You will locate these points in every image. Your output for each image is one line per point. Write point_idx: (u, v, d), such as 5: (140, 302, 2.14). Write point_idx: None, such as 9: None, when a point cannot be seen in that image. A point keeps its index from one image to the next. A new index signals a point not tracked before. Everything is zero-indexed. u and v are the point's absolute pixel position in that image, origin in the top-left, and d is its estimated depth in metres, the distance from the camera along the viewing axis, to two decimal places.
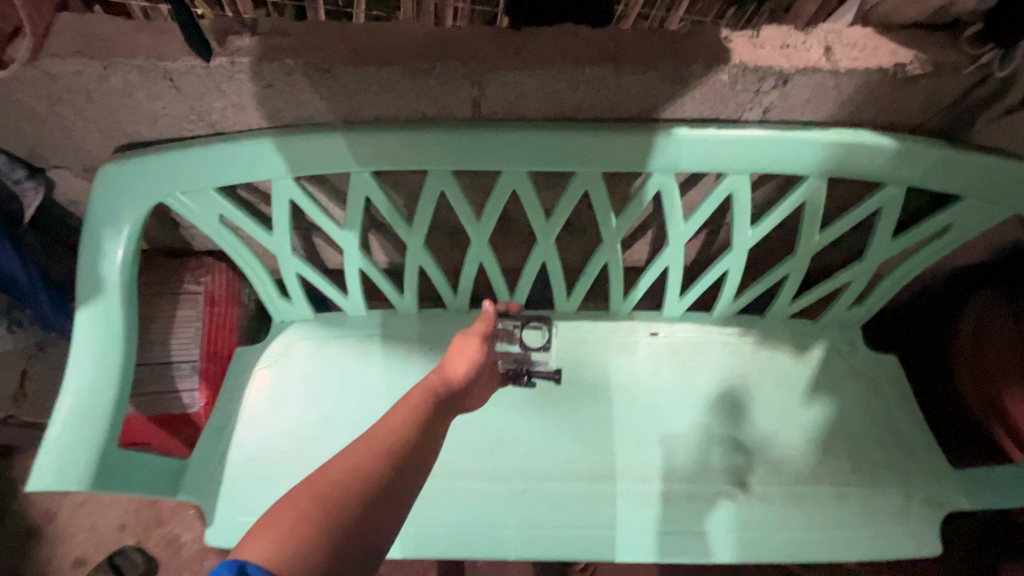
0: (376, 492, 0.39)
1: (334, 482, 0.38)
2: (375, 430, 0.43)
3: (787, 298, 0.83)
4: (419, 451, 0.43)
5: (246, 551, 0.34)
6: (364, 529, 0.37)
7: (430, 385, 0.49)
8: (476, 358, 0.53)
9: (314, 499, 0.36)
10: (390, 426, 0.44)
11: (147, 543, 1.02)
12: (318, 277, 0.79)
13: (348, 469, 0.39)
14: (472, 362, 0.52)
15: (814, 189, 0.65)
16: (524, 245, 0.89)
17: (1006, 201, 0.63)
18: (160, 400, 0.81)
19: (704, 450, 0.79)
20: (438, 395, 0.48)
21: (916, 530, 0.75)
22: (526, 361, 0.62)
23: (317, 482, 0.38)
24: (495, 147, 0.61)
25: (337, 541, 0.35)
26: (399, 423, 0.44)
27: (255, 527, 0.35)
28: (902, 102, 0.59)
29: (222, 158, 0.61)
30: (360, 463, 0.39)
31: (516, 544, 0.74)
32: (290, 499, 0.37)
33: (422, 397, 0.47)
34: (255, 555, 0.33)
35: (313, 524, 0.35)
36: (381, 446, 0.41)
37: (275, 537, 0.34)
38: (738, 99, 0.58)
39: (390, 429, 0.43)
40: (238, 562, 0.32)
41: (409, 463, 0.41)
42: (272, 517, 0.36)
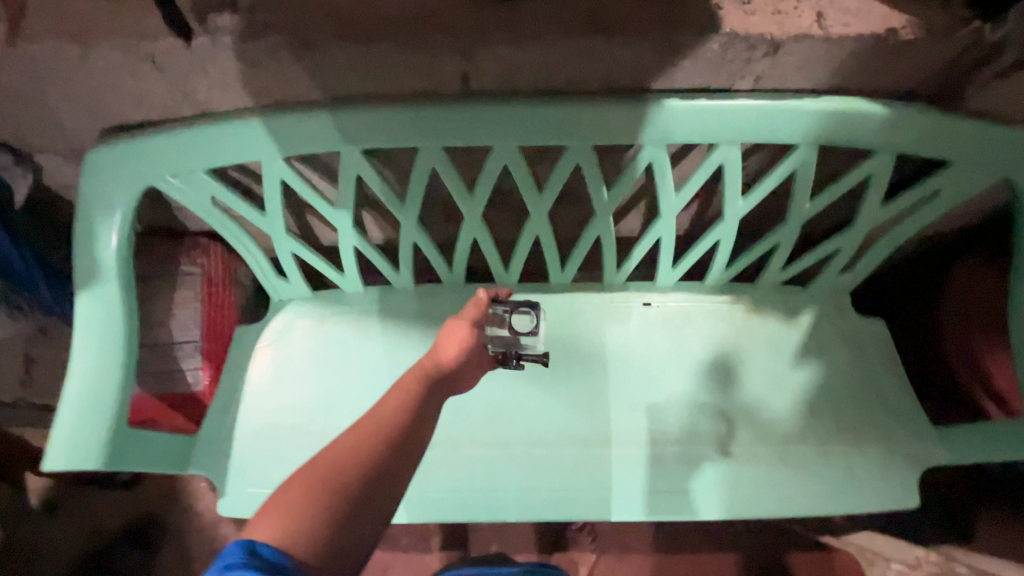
0: (374, 473, 0.41)
1: (335, 465, 0.40)
2: (372, 414, 0.45)
3: (778, 266, 0.84)
4: (414, 433, 0.45)
5: (257, 530, 0.37)
6: (364, 506, 0.40)
7: (424, 369, 0.50)
8: (468, 341, 0.54)
9: (315, 482, 0.39)
10: (386, 409, 0.46)
11: (162, 513, 1.06)
12: (313, 256, 0.80)
13: (347, 452, 0.41)
14: (463, 345, 0.53)
15: (806, 158, 0.65)
16: (518, 219, 0.89)
17: (993, 166, 0.64)
18: (166, 379, 0.83)
19: (695, 415, 0.82)
20: (430, 379, 0.50)
21: (894, 485, 0.79)
22: (515, 345, 0.62)
23: (318, 466, 0.40)
24: (484, 123, 0.60)
25: (339, 519, 0.38)
26: (394, 406, 0.46)
27: (263, 507, 0.38)
28: (893, 68, 0.58)
29: (210, 140, 0.61)
30: (357, 447, 0.42)
31: (514, 507, 0.78)
32: (293, 483, 0.39)
33: (415, 381, 0.49)
34: (264, 535, 0.36)
35: (317, 505, 0.38)
36: (377, 429, 0.43)
37: (281, 517, 0.37)
38: (729, 68, 0.58)
39: (385, 413, 0.45)
40: (249, 542, 0.36)
41: (405, 443, 0.44)
42: (277, 499, 0.39)
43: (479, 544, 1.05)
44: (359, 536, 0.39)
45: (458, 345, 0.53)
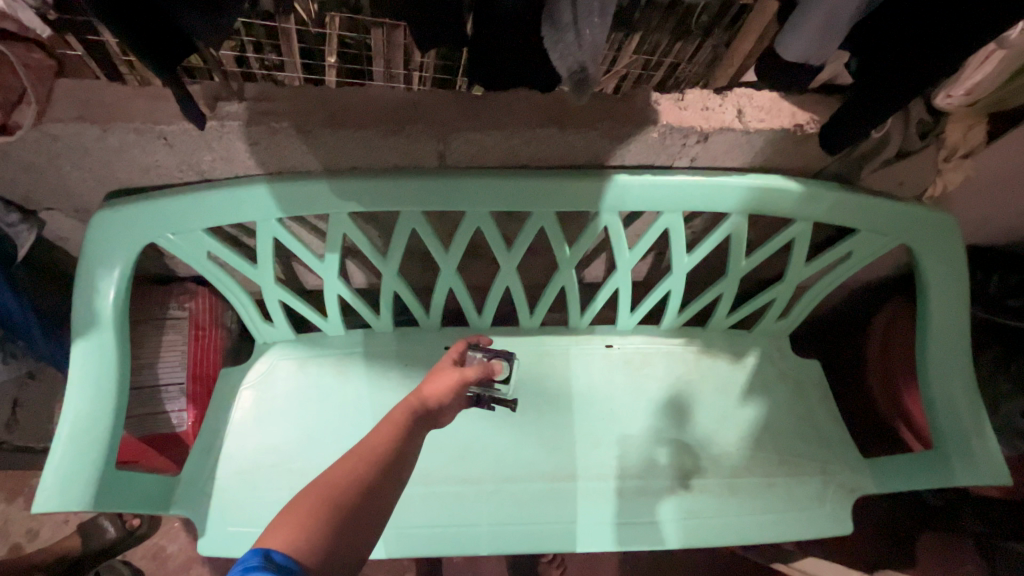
0: (364, 497, 0.48)
1: (333, 488, 0.47)
2: (364, 442, 0.53)
3: (724, 312, 0.93)
4: (401, 462, 0.52)
5: (267, 542, 0.43)
6: (357, 526, 0.47)
7: (412, 403, 0.56)
8: (454, 382, 0.59)
9: (319, 499, 0.46)
10: (378, 440, 0.53)
11: (134, 555, 1.07)
12: (299, 302, 0.86)
13: (345, 476, 0.49)
14: (449, 385, 0.59)
15: (738, 223, 0.75)
16: (490, 267, 0.97)
17: (892, 232, 0.75)
18: (149, 421, 0.86)
19: (653, 449, 0.89)
20: (416, 413, 0.56)
21: (832, 512, 0.87)
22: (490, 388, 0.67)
23: (320, 486, 0.48)
24: (461, 192, 0.68)
25: (336, 536, 0.45)
26: (385, 436, 0.53)
27: (271, 523, 0.45)
28: (803, 151, 0.70)
29: (210, 204, 0.68)
30: (351, 472, 0.49)
31: (486, 540, 0.83)
32: (300, 500, 0.46)
33: (402, 414, 0.56)
34: (274, 545, 0.43)
35: (318, 520, 0.45)
36: (369, 458, 0.51)
37: (289, 530, 0.44)
38: (668, 150, 0.69)
39: (378, 442, 0.52)
40: (263, 549, 0.42)
41: (393, 468, 0.51)
42: (287, 514, 0.45)
43: None
44: (351, 552, 0.46)
45: (443, 386, 0.59)
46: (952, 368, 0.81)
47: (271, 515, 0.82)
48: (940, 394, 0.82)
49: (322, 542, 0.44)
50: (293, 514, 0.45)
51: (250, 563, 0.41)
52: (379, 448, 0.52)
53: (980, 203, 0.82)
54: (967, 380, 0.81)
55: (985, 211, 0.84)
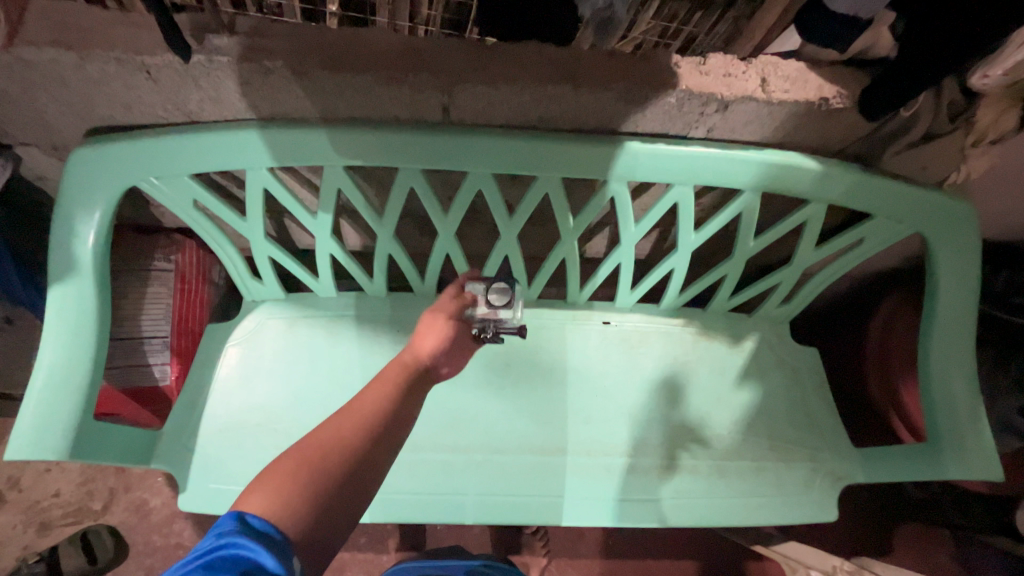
0: (352, 466, 0.47)
1: (317, 452, 0.46)
2: (357, 401, 0.51)
3: (726, 295, 0.91)
4: (392, 430, 0.51)
5: (246, 505, 0.43)
6: (344, 498, 0.46)
7: (407, 362, 0.57)
8: (444, 337, 0.59)
9: (300, 461, 0.45)
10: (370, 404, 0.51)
11: (116, 507, 1.09)
12: (290, 260, 0.82)
13: (331, 441, 0.47)
14: (440, 340, 0.59)
15: (751, 201, 0.72)
16: (489, 235, 0.95)
17: (907, 220, 0.73)
18: (133, 373, 0.84)
19: (645, 428, 0.88)
20: (409, 368, 0.56)
21: (818, 498, 0.87)
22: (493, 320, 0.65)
23: (303, 448, 0.46)
24: (465, 151, 0.65)
25: (321, 507, 0.44)
26: (381, 398, 0.52)
27: (252, 484, 0.44)
28: (825, 128, 0.67)
29: (198, 147, 0.64)
30: (340, 440, 0.47)
31: (471, 510, 0.82)
32: (280, 463, 0.45)
33: (397, 372, 0.55)
34: (251, 509, 0.42)
35: (300, 488, 0.44)
36: (360, 423, 0.49)
37: (272, 493, 0.43)
38: (685, 118, 0.65)
39: (372, 404, 0.51)
40: (239, 513, 0.42)
41: (385, 433, 0.50)
42: (266, 476, 0.45)
43: (436, 545, 1.09)
44: (333, 525, 0.45)
45: (433, 341, 0.59)
46: (954, 363, 0.79)
47: (254, 474, 0.80)
48: (939, 387, 0.80)
49: (304, 511, 0.43)
50: (276, 478, 0.44)
51: (227, 527, 0.41)
52: (369, 416, 0.50)
53: (1000, 194, 0.79)
54: (969, 376, 0.79)
55: (1002, 203, 0.82)
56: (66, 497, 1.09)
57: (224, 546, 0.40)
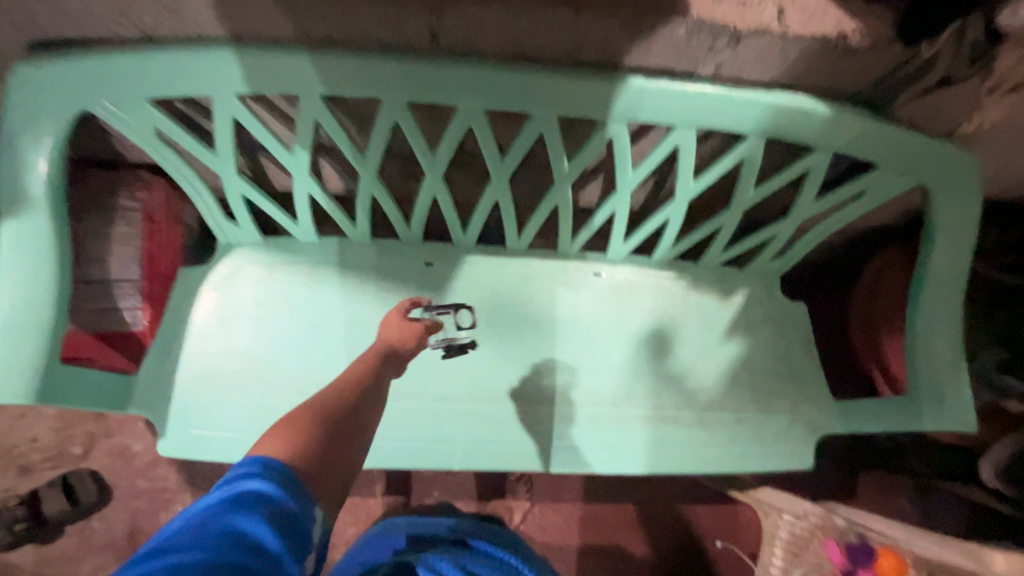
0: (355, 420, 0.48)
1: (322, 408, 0.47)
2: (347, 370, 0.53)
3: (720, 247, 0.89)
4: (379, 386, 0.53)
5: (262, 451, 0.42)
6: (352, 446, 0.47)
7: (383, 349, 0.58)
8: (417, 328, 0.62)
9: (310, 414, 0.46)
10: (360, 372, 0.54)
11: (97, 452, 1.08)
12: (266, 201, 0.77)
13: (332, 399, 0.49)
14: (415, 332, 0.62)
15: (754, 148, 0.68)
16: (478, 180, 0.90)
17: (913, 171, 0.71)
18: (102, 317, 0.80)
19: (632, 379, 0.88)
20: (390, 352, 0.58)
21: (795, 447, 0.89)
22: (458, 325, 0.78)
23: (308, 405, 0.47)
24: (454, 82, 0.60)
25: (334, 452, 0.45)
26: (369, 366, 0.55)
27: (263, 435, 0.44)
28: (841, 69, 0.63)
29: (157, 67, 0.58)
30: (341, 398, 0.49)
31: (458, 457, 0.82)
32: (290, 416, 0.45)
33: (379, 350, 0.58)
34: (271, 454, 0.42)
35: (314, 433, 0.45)
36: (355, 386, 0.51)
37: (286, 439, 0.43)
38: (692, 53, 0.60)
39: (362, 371, 0.54)
40: (261, 458, 0.41)
41: (377, 393, 0.53)
42: (278, 428, 0.44)
43: (423, 490, 1.11)
44: (345, 465, 0.46)
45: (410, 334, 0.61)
46: (941, 319, 0.80)
47: (235, 420, 0.79)
48: (923, 342, 0.81)
49: (322, 453, 0.44)
50: (286, 428, 0.44)
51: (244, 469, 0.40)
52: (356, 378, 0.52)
53: (1006, 146, 0.77)
54: (954, 332, 0.80)
55: (1008, 156, 0.79)
56: (45, 440, 1.07)
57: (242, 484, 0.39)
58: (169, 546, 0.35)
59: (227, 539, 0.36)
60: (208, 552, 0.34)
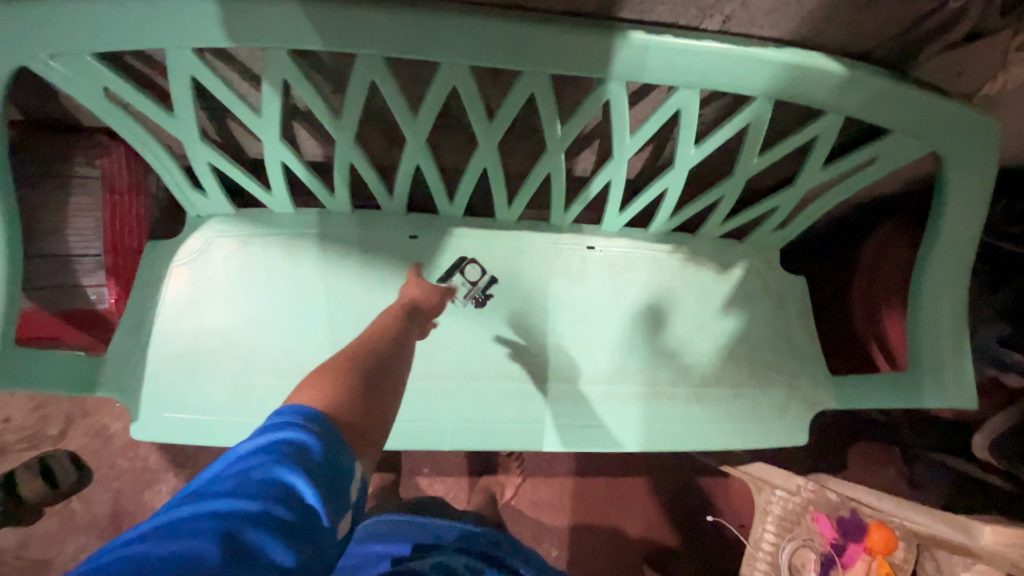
0: (375, 369, 0.51)
1: (344, 363, 0.50)
2: (359, 338, 0.58)
3: (720, 218, 0.85)
4: (395, 355, 0.56)
5: (295, 401, 0.43)
6: (378, 391, 0.49)
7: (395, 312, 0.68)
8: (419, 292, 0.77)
9: (334, 369, 0.48)
10: (371, 338, 0.58)
11: (75, 432, 1.04)
12: (236, 169, 0.71)
13: (351, 356, 0.52)
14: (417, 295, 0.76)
15: (761, 111, 0.64)
16: (465, 147, 0.84)
17: (928, 136, 0.66)
18: (62, 295, 0.75)
19: (626, 355, 0.85)
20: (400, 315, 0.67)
21: (792, 423, 0.87)
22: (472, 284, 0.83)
23: (331, 364, 0.50)
24: (437, 34, 0.54)
25: (364, 396, 0.47)
26: (377, 334, 0.59)
27: (296, 389, 0.45)
28: (860, 22, 0.57)
29: (100, 16, 0.51)
30: (359, 354, 0.53)
31: (448, 437, 0.79)
32: (319, 372, 0.47)
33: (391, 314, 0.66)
34: (306, 403, 0.43)
35: (348, 386, 0.46)
36: (371, 346, 0.55)
37: (323, 389, 0.45)
38: (699, 3, 0.55)
39: (371, 338, 0.58)
40: (297, 407, 0.42)
41: (389, 350, 0.57)
42: (308, 382, 0.46)
43: (413, 467, 1.10)
44: (378, 409, 0.48)
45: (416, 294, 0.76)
46: (946, 292, 0.77)
47: (213, 402, 0.75)
48: (927, 317, 0.79)
49: (356, 402, 0.46)
50: (321, 382, 0.46)
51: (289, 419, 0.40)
52: (374, 348, 0.55)
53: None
54: (959, 306, 0.77)
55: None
56: (19, 422, 1.04)
57: (285, 432, 0.39)
58: (216, 491, 0.35)
59: (265, 495, 0.35)
60: (250, 503, 0.34)
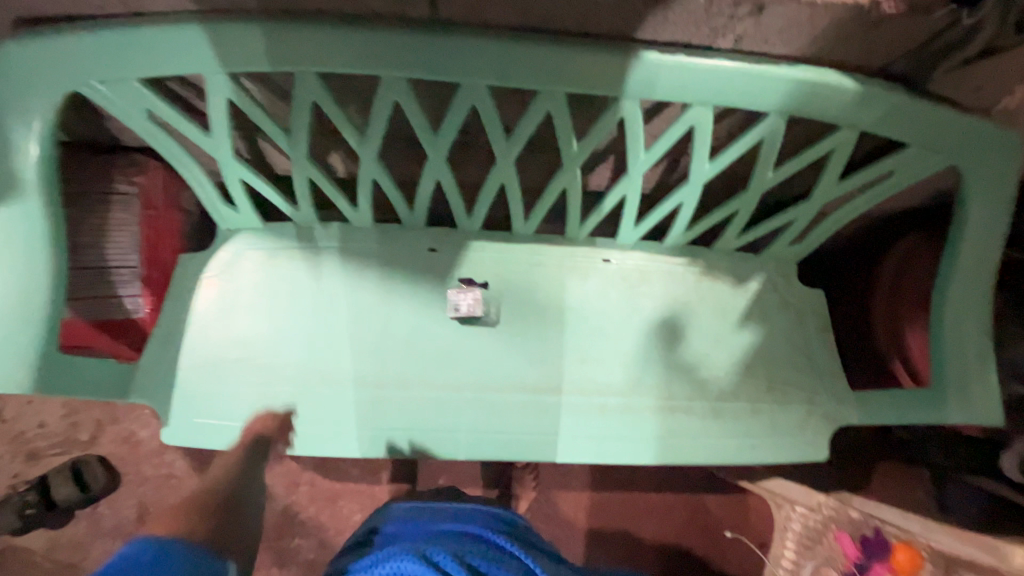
0: (238, 493, 0.62)
1: (203, 490, 0.61)
2: (222, 460, 0.68)
3: (736, 232, 0.85)
4: (236, 508, 0.60)
5: (147, 542, 0.50)
6: (238, 508, 0.60)
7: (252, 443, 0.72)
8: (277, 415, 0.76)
9: (188, 497, 0.59)
10: (235, 455, 0.70)
11: (104, 438, 1.08)
12: (265, 186, 0.74)
13: (209, 483, 0.62)
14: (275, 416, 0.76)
15: (775, 127, 0.65)
16: (484, 163, 0.87)
17: (946, 150, 0.66)
18: (100, 305, 0.80)
19: (642, 368, 0.85)
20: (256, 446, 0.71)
21: (812, 439, 0.86)
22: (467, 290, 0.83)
23: (186, 497, 0.59)
24: (458, 56, 0.56)
25: (227, 511, 0.58)
26: (244, 449, 0.70)
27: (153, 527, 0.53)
28: (873, 40, 0.58)
29: (144, 45, 0.55)
30: (224, 473, 0.65)
31: (464, 447, 0.80)
32: (163, 516, 0.55)
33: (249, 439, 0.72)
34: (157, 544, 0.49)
35: (206, 513, 0.56)
36: (223, 479, 0.64)
37: (174, 523, 0.54)
38: (711, 24, 0.56)
39: (231, 458, 0.69)
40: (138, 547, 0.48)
41: (249, 467, 0.67)
42: (164, 516, 0.55)
43: (429, 477, 1.11)
44: (242, 538, 0.57)
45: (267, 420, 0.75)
46: (968, 306, 0.76)
47: (238, 410, 0.78)
48: (950, 332, 0.77)
49: (217, 528, 0.55)
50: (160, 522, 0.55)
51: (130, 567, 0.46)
52: (235, 475, 0.65)
53: None
54: (982, 321, 0.77)
55: None
56: (53, 427, 1.08)
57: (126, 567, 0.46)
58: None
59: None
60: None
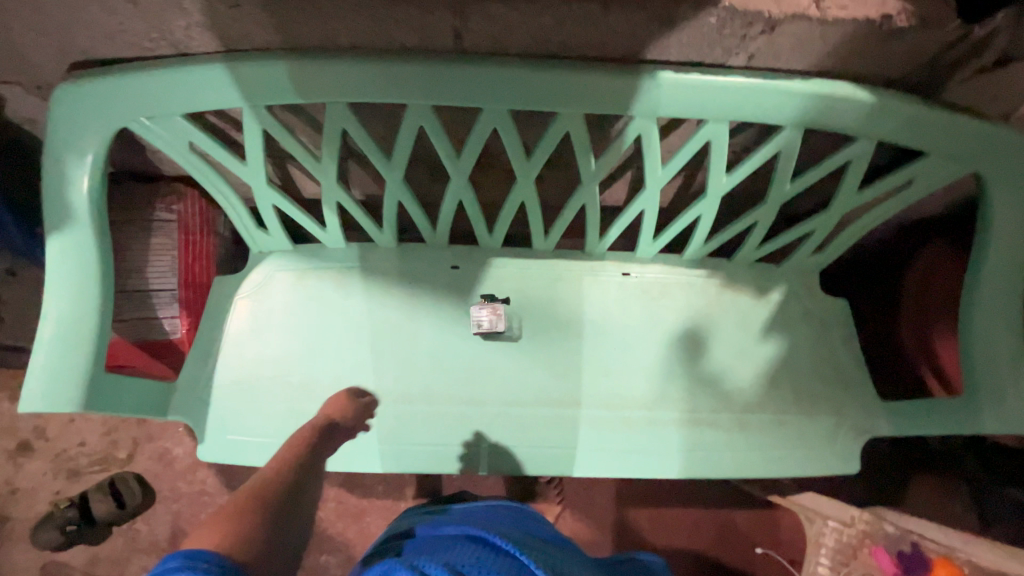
0: (298, 492, 0.54)
1: (259, 485, 0.52)
2: (277, 452, 0.60)
3: (756, 244, 0.85)
4: (294, 513, 0.51)
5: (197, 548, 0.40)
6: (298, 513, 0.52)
7: (307, 436, 0.65)
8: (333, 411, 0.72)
9: (247, 492, 0.50)
10: (289, 449, 0.62)
11: (141, 455, 1.11)
12: (295, 210, 0.78)
13: (266, 475, 0.54)
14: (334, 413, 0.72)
15: (791, 139, 0.65)
16: (503, 181, 0.89)
17: (967, 157, 0.66)
18: (142, 325, 0.84)
19: (665, 381, 0.86)
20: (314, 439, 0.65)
21: (840, 451, 0.85)
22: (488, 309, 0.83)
23: (244, 492, 0.50)
24: (480, 82, 0.59)
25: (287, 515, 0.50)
26: (297, 444, 0.63)
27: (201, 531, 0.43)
28: (887, 53, 0.59)
29: (189, 82, 0.59)
30: (282, 466, 0.57)
31: (487, 460, 0.82)
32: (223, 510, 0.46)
33: (305, 435, 0.65)
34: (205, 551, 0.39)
35: (271, 508, 0.49)
36: (280, 470, 0.56)
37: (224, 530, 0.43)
38: (725, 43, 0.58)
39: (289, 451, 0.61)
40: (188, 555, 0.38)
41: (304, 462, 0.60)
42: (222, 516, 0.45)
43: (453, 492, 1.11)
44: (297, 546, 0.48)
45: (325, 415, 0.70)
46: (1000, 314, 0.75)
47: (272, 426, 0.81)
48: (983, 341, 0.76)
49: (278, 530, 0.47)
50: (218, 522, 0.44)
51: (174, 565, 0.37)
52: (291, 468, 0.57)
53: None
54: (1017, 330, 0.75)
55: None
56: (93, 444, 1.12)
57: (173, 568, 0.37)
58: None
59: None
60: None
